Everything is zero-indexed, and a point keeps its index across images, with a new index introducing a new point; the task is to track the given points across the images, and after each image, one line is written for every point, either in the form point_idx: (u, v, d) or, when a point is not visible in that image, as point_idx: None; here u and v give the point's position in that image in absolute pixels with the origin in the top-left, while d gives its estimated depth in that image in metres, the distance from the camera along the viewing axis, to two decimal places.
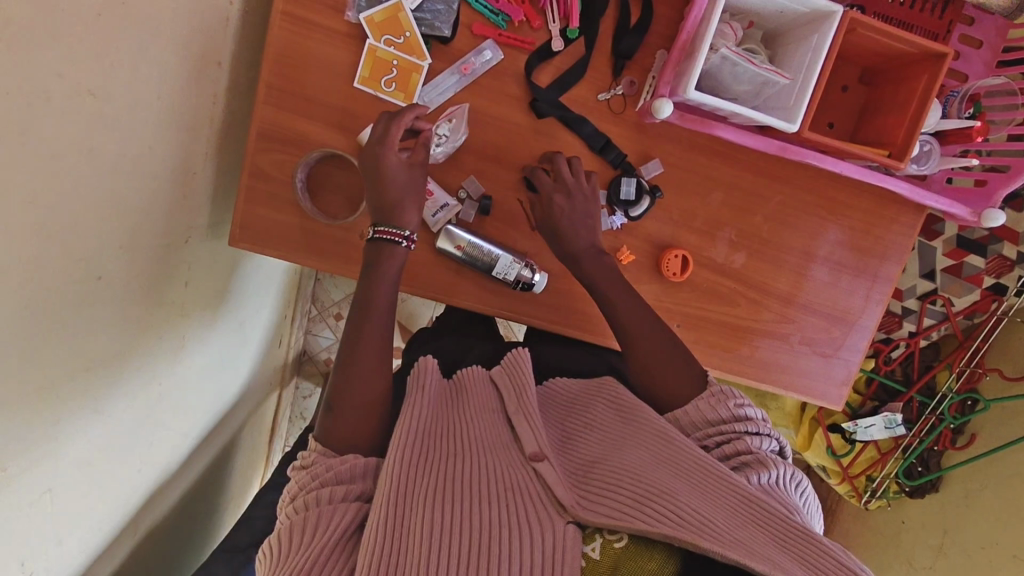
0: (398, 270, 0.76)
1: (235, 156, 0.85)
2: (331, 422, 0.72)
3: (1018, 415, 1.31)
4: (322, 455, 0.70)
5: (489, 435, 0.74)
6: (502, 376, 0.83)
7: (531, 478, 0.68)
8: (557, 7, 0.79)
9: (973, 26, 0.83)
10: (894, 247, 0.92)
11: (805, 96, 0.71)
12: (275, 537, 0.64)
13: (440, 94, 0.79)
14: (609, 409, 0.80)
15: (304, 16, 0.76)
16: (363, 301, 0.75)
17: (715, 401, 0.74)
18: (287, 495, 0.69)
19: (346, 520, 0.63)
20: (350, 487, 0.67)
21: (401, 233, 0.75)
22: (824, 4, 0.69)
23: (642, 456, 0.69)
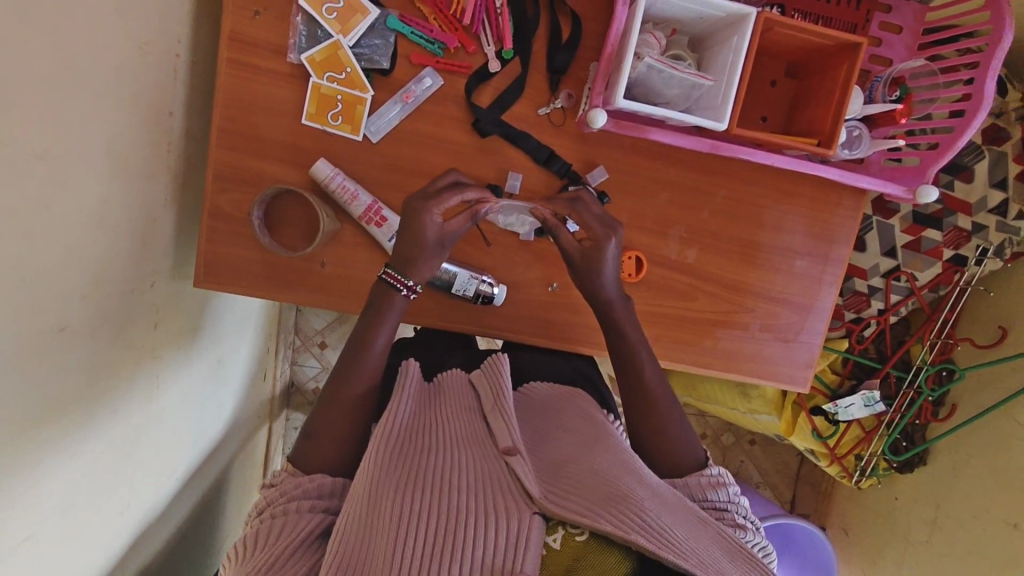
0: (397, 318, 0.81)
1: (195, 199, 0.88)
2: (309, 449, 0.76)
3: (995, 381, 1.36)
4: (290, 472, 0.75)
5: (465, 433, 0.77)
6: (481, 379, 0.85)
7: (504, 471, 0.71)
8: (491, 31, 0.82)
9: (891, 13, 0.87)
10: (842, 230, 0.94)
11: (730, 96, 0.74)
12: (244, 539, 0.68)
13: (385, 123, 0.83)
14: (581, 420, 0.83)
15: (247, 62, 0.79)
16: (359, 345, 0.80)
17: (713, 484, 0.76)
18: (255, 509, 0.74)
19: (311, 527, 0.68)
20: (317, 501, 0.72)
21: (405, 281, 0.79)
22: (738, 8, 0.73)
23: (610, 461, 0.72)
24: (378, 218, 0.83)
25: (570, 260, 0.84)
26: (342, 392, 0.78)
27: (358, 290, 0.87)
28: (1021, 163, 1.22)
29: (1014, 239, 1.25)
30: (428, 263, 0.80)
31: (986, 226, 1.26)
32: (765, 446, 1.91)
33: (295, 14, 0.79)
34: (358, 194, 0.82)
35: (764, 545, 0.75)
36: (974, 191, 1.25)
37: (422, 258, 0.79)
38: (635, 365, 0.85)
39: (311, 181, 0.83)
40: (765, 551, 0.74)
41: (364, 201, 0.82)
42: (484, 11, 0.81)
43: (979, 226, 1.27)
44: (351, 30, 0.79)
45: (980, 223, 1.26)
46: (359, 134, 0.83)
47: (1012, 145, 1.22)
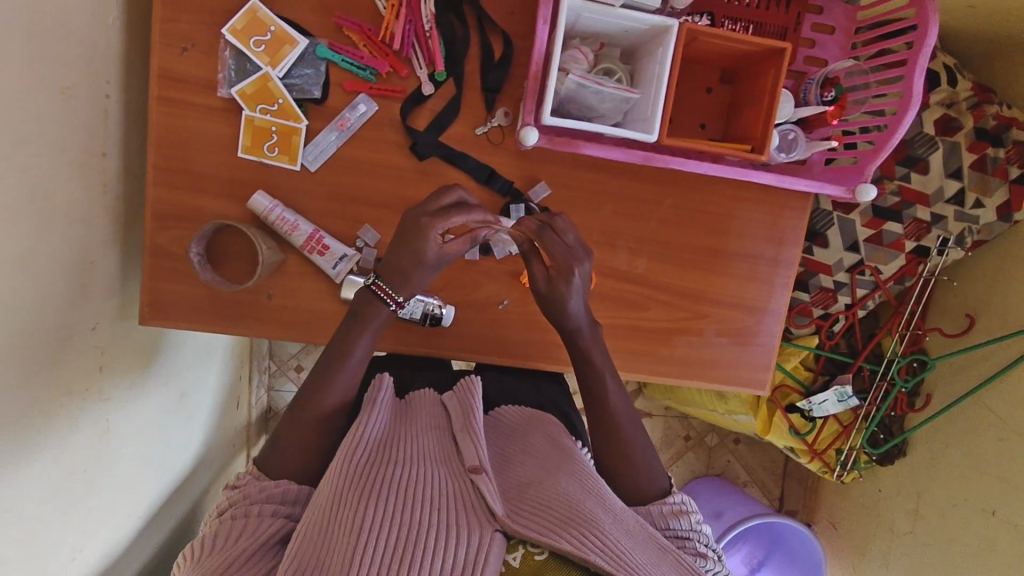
0: (378, 329, 0.81)
1: (138, 238, 0.88)
2: (272, 455, 0.76)
3: (965, 370, 1.36)
4: (256, 475, 0.75)
5: (433, 450, 0.76)
6: (452, 399, 0.84)
7: (469, 489, 0.69)
8: (422, 54, 0.82)
9: (822, 14, 0.87)
10: (792, 230, 0.94)
11: (658, 107, 0.74)
12: (198, 540, 0.67)
13: (322, 152, 0.83)
14: (547, 442, 0.82)
15: (179, 98, 0.79)
16: (335, 354, 0.79)
17: (675, 512, 0.76)
18: (217, 508, 0.74)
19: (272, 531, 0.68)
20: (279, 506, 0.72)
21: (394, 296, 0.80)
22: (659, 20, 0.73)
23: (574, 483, 0.72)
24: (320, 246, 0.83)
25: (537, 290, 0.82)
26: (317, 403, 0.78)
27: (307, 318, 0.86)
28: (975, 152, 1.22)
29: (974, 229, 1.25)
30: (419, 278, 0.80)
31: (944, 217, 1.26)
32: (750, 444, 1.91)
33: (222, 49, 0.79)
34: (298, 224, 0.82)
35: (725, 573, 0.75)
36: (930, 181, 1.26)
37: (415, 271, 0.79)
38: (600, 391, 0.83)
39: (249, 214, 0.83)
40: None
41: (305, 231, 0.82)
42: (413, 35, 0.82)
43: (938, 216, 1.27)
44: (279, 62, 0.79)
45: (939, 214, 1.27)
46: (296, 165, 0.83)
47: (964, 134, 1.23)
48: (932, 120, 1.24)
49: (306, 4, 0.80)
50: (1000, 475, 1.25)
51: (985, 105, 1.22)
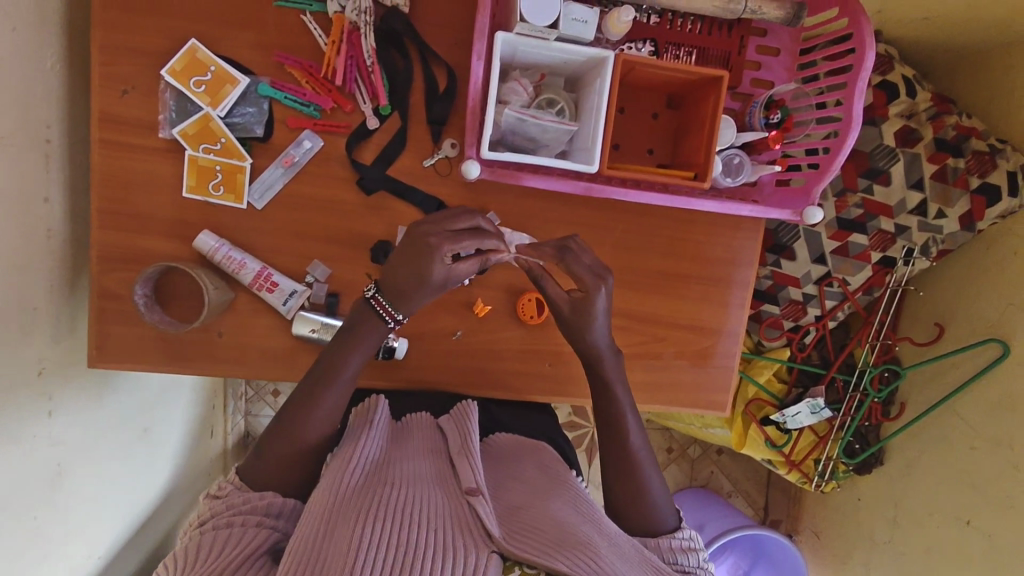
0: (372, 346, 0.80)
1: (86, 279, 0.87)
2: (263, 471, 0.76)
3: (936, 379, 1.36)
4: (238, 487, 0.75)
5: (428, 472, 0.75)
6: (449, 422, 0.84)
7: (464, 511, 0.69)
8: (365, 89, 0.82)
9: (767, 36, 0.87)
10: (746, 250, 0.93)
11: (597, 138, 0.75)
12: (182, 549, 0.67)
13: (268, 189, 0.83)
14: (540, 471, 0.82)
15: (122, 141, 0.79)
16: (326, 372, 0.77)
17: (686, 547, 0.78)
18: (195, 520, 0.73)
19: (257, 542, 0.68)
20: (264, 518, 0.72)
21: (393, 314, 0.78)
22: (594, 52, 0.73)
23: (567, 510, 0.72)
24: (269, 283, 0.83)
25: (561, 314, 0.82)
26: (306, 417, 0.76)
27: (259, 355, 0.86)
28: (936, 162, 1.23)
29: (938, 238, 1.26)
30: (420, 298, 0.78)
31: (908, 228, 1.27)
32: (733, 455, 1.90)
33: (163, 90, 0.79)
34: (245, 263, 0.82)
35: None
36: (892, 194, 1.26)
37: (414, 291, 0.77)
38: (619, 420, 0.84)
39: (196, 254, 0.83)
40: None
41: (253, 268, 0.82)
42: (355, 70, 0.81)
43: (902, 227, 1.27)
44: (221, 101, 0.79)
45: (903, 224, 1.27)
46: (243, 203, 0.82)
47: (923, 145, 1.23)
48: (892, 132, 1.24)
49: (247, 43, 0.80)
50: (973, 484, 1.25)
51: (944, 116, 1.23)
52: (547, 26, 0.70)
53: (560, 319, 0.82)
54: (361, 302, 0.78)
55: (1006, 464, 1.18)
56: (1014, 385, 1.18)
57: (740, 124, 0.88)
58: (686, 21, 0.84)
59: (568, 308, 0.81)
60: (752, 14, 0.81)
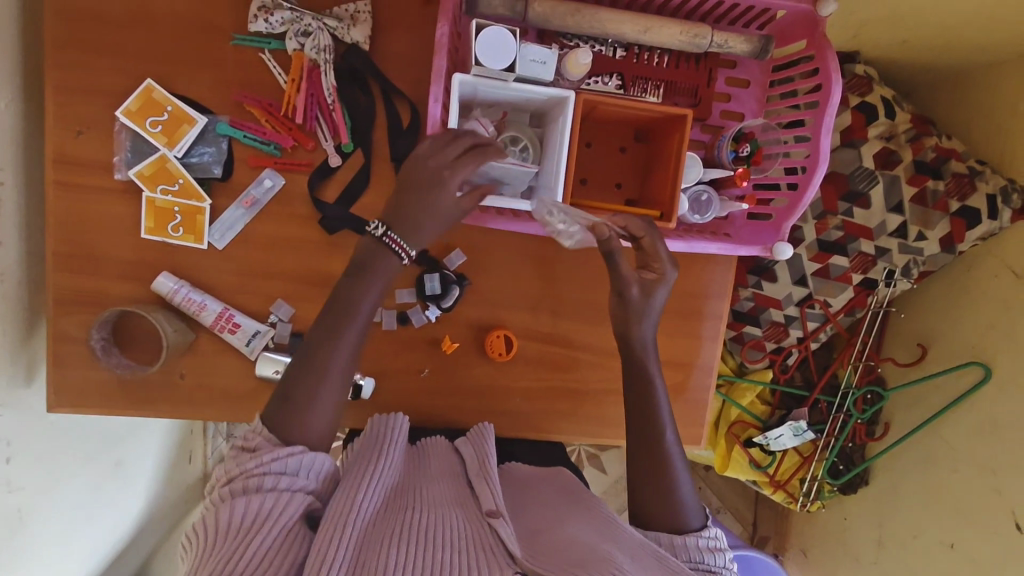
0: (385, 282, 0.71)
1: (43, 321, 0.85)
2: (292, 418, 0.66)
3: (920, 400, 1.34)
4: (265, 434, 0.66)
5: (445, 496, 0.73)
6: (467, 446, 0.82)
7: (484, 533, 0.66)
8: (326, 126, 0.81)
9: (736, 68, 0.87)
10: (717, 283, 0.92)
11: (560, 178, 0.74)
12: (207, 520, 0.60)
13: (229, 229, 0.81)
14: (557, 496, 0.80)
15: (78, 183, 0.78)
16: (339, 306, 0.69)
17: (713, 547, 0.73)
18: (220, 469, 0.65)
19: (292, 514, 0.61)
20: (293, 479, 0.63)
21: (407, 250, 0.70)
22: (555, 91, 0.72)
23: (589, 530, 0.69)
24: (231, 324, 0.81)
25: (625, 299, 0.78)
26: (323, 361, 0.68)
27: (221, 397, 0.84)
28: (915, 185, 1.22)
29: (919, 260, 1.25)
30: (432, 230, 0.71)
31: (889, 250, 1.25)
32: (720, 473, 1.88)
33: (119, 131, 0.77)
34: (205, 304, 0.80)
35: None
36: (872, 216, 1.25)
37: (427, 223, 0.70)
38: (649, 410, 0.78)
39: (155, 296, 0.81)
40: None
41: (213, 310, 0.81)
42: (316, 107, 0.80)
43: (883, 250, 1.26)
44: (177, 141, 0.78)
45: (883, 247, 1.26)
46: (202, 243, 0.81)
47: (903, 167, 1.23)
48: (871, 154, 1.23)
49: (206, 81, 0.78)
50: (955, 509, 1.24)
51: (924, 137, 1.23)
52: (503, 69, 0.70)
53: (619, 306, 0.79)
54: (368, 240, 0.69)
55: (989, 489, 1.17)
56: (997, 410, 1.17)
57: (708, 157, 0.86)
58: (653, 55, 0.83)
59: (639, 296, 0.77)
60: (719, 47, 0.80)
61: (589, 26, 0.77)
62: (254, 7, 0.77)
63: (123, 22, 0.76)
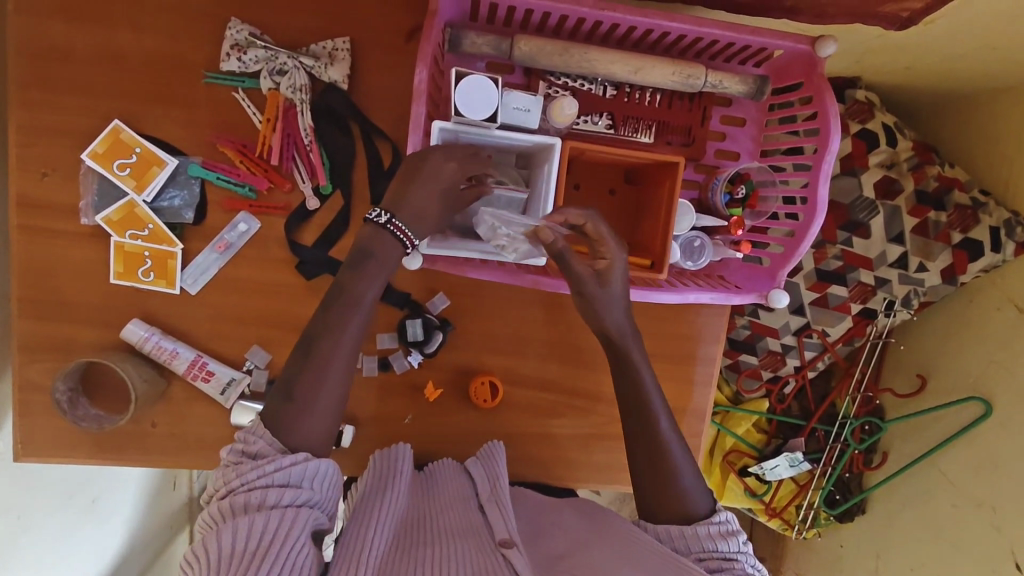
0: (388, 273, 0.67)
1: (9, 366, 0.82)
2: (294, 414, 0.62)
3: (919, 431, 1.31)
4: (267, 439, 0.61)
5: (458, 524, 0.71)
6: (478, 467, 0.80)
7: (499, 564, 0.64)
8: (304, 166, 0.78)
9: (731, 106, 0.84)
10: (709, 326, 0.89)
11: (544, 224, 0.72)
12: (207, 544, 0.56)
13: (202, 274, 0.78)
14: (574, 515, 0.78)
15: (44, 227, 0.74)
16: (345, 297, 0.65)
17: (723, 533, 0.70)
18: (218, 481, 0.61)
19: (297, 531, 0.57)
20: (298, 490, 0.59)
21: (412, 241, 0.67)
22: (541, 139, 0.70)
23: (607, 553, 0.67)
24: (204, 372, 0.78)
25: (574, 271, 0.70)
26: (331, 353, 0.64)
27: (194, 446, 0.81)
28: (915, 216, 1.19)
29: (919, 291, 1.22)
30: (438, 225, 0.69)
31: (889, 280, 1.22)
32: None
33: (85, 174, 0.74)
34: (178, 352, 0.77)
35: None
36: (872, 246, 1.22)
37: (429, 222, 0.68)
38: (642, 459, 0.74)
39: (125, 343, 0.78)
40: None
41: (186, 357, 0.78)
42: (293, 148, 0.77)
43: (882, 280, 1.23)
44: (147, 185, 0.75)
45: (883, 277, 1.22)
46: (174, 288, 0.78)
47: (905, 198, 1.19)
48: (871, 183, 1.20)
49: (176, 121, 0.75)
50: (952, 543, 1.20)
51: (926, 166, 1.19)
52: (484, 120, 0.67)
53: (583, 298, 0.73)
54: (369, 229, 0.66)
55: (989, 526, 1.14)
56: (997, 447, 1.13)
57: (701, 199, 0.83)
58: (644, 94, 0.80)
59: (598, 286, 0.71)
60: (715, 87, 0.77)
61: (577, 66, 0.74)
62: (226, 45, 0.74)
63: (89, 60, 0.72)
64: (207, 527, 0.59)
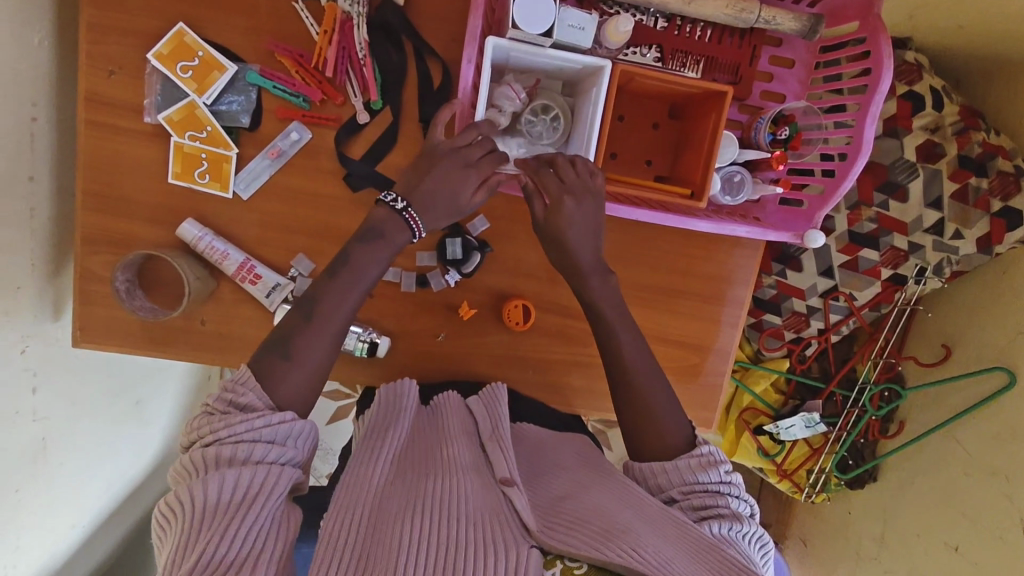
0: (391, 256, 0.72)
1: (70, 258, 0.87)
2: (282, 370, 0.67)
3: (938, 402, 1.32)
4: (255, 392, 0.66)
5: (461, 460, 0.74)
6: (480, 408, 0.82)
7: (500, 502, 0.68)
8: (356, 81, 0.80)
9: (781, 47, 0.84)
10: (740, 268, 0.91)
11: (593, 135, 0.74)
12: (192, 491, 0.58)
13: (254, 179, 0.81)
14: (574, 456, 0.80)
15: (107, 123, 0.78)
16: (349, 269, 0.71)
17: (704, 465, 0.73)
18: (201, 429, 0.64)
19: (280, 487, 0.61)
20: (282, 449, 0.64)
21: (420, 229, 0.72)
22: (592, 59, 0.72)
23: (606, 493, 0.70)
24: (252, 275, 0.82)
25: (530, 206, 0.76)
26: (332, 316, 0.70)
27: (239, 346, 0.85)
28: (957, 179, 1.18)
29: (953, 259, 1.21)
30: (452, 180, 0.71)
31: (923, 246, 1.22)
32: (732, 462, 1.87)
33: (149, 74, 0.77)
34: (228, 254, 0.81)
35: (759, 533, 0.73)
36: (909, 210, 1.21)
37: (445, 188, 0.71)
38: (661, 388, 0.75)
39: (179, 242, 0.82)
40: (759, 540, 0.72)
41: (236, 259, 0.81)
42: (347, 61, 0.79)
43: (917, 245, 1.22)
44: (208, 88, 0.78)
45: (917, 243, 1.22)
46: (227, 192, 0.81)
47: (945, 161, 1.19)
48: (914, 146, 1.20)
49: (238, 27, 0.78)
50: (963, 512, 1.21)
51: (971, 131, 1.16)
52: (540, 35, 0.70)
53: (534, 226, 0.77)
54: (385, 210, 0.71)
55: (1001, 494, 1.14)
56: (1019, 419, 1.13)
57: (745, 138, 0.84)
58: (696, 27, 0.80)
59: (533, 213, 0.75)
60: (766, 24, 0.77)
61: None
62: None
63: None
64: (187, 474, 0.62)
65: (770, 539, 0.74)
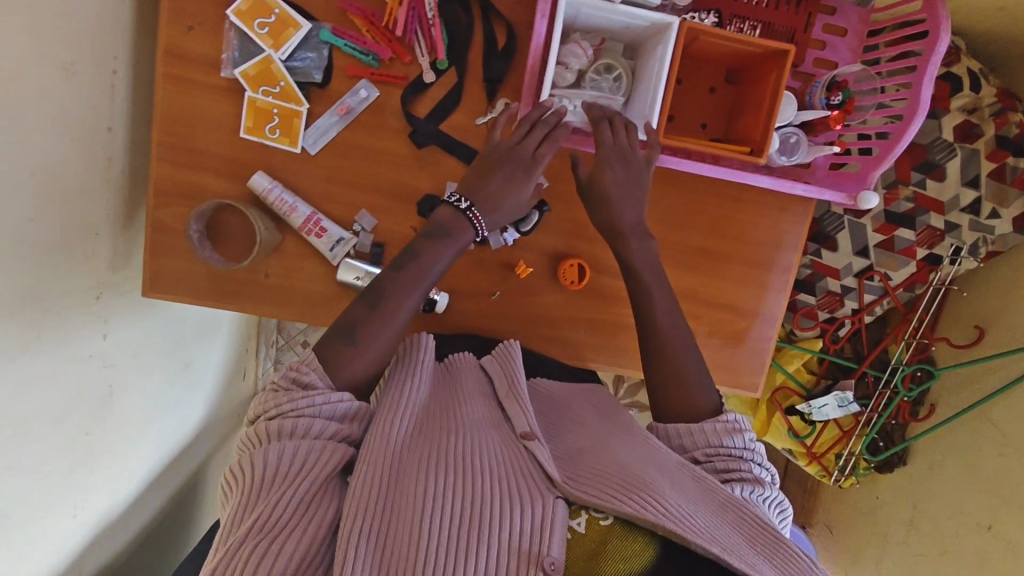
0: (458, 252, 0.78)
1: (139, 211, 0.90)
2: (348, 355, 0.72)
3: (970, 382, 1.32)
4: (318, 373, 0.69)
5: (480, 414, 0.75)
6: (495, 367, 0.82)
7: (523, 458, 0.70)
8: (424, 41, 0.83)
9: (835, 15, 0.86)
10: (789, 234, 0.93)
11: (658, 91, 0.76)
12: (254, 460, 0.63)
13: (322, 135, 0.83)
14: (594, 412, 0.82)
15: (185, 77, 0.80)
16: (415, 263, 0.76)
17: (729, 430, 0.74)
18: (266, 404, 0.68)
19: (333, 462, 0.64)
20: (338, 427, 0.68)
21: (482, 229, 0.78)
22: (660, 17, 0.74)
23: (626, 448, 0.72)
24: (317, 229, 0.84)
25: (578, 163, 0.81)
26: (397, 309, 0.74)
27: (301, 299, 0.87)
28: (994, 160, 1.20)
29: (988, 239, 1.22)
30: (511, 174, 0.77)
31: (959, 226, 1.24)
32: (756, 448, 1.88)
33: (227, 30, 0.80)
34: (296, 207, 0.83)
35: (778, 497, 0.74)
36: (946, 189, 1.24)
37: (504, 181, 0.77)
38: None
39: (248, 195, 0.84)
40: (779, 504, 0.73)
41: (303, 213, 0.83)
42: (416, 21, 0.82)
43: (953, 225, 1.24)
44: (283, 44, 0.81)
45: (953, 222, 1.24)
46: (296, 147, 0.84)
47: (984, 141, 1.20)
48: (951, 126, 1.21)
49: None
50: (994, 490, 1.21)
51: (1009, 112, 1.18)
52: None
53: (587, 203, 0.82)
54: (450, 210, 0.77)
55: None
56: None
57: (799, 102, 0.87)
58: None
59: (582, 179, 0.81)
60: None
61: None
62: None
63: None
64: (250, 445, 0.67)
65: (789, 504, 0.76)
